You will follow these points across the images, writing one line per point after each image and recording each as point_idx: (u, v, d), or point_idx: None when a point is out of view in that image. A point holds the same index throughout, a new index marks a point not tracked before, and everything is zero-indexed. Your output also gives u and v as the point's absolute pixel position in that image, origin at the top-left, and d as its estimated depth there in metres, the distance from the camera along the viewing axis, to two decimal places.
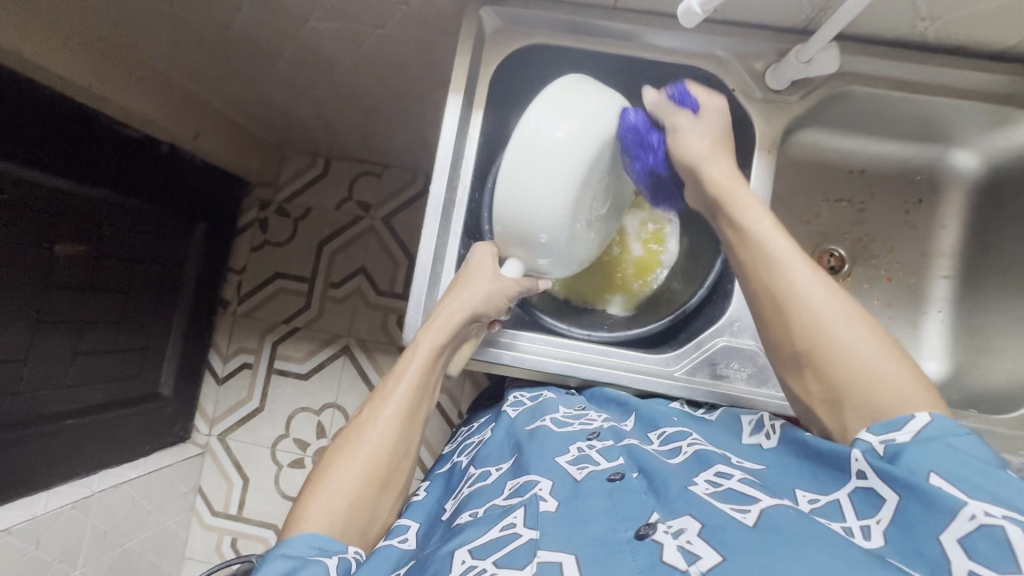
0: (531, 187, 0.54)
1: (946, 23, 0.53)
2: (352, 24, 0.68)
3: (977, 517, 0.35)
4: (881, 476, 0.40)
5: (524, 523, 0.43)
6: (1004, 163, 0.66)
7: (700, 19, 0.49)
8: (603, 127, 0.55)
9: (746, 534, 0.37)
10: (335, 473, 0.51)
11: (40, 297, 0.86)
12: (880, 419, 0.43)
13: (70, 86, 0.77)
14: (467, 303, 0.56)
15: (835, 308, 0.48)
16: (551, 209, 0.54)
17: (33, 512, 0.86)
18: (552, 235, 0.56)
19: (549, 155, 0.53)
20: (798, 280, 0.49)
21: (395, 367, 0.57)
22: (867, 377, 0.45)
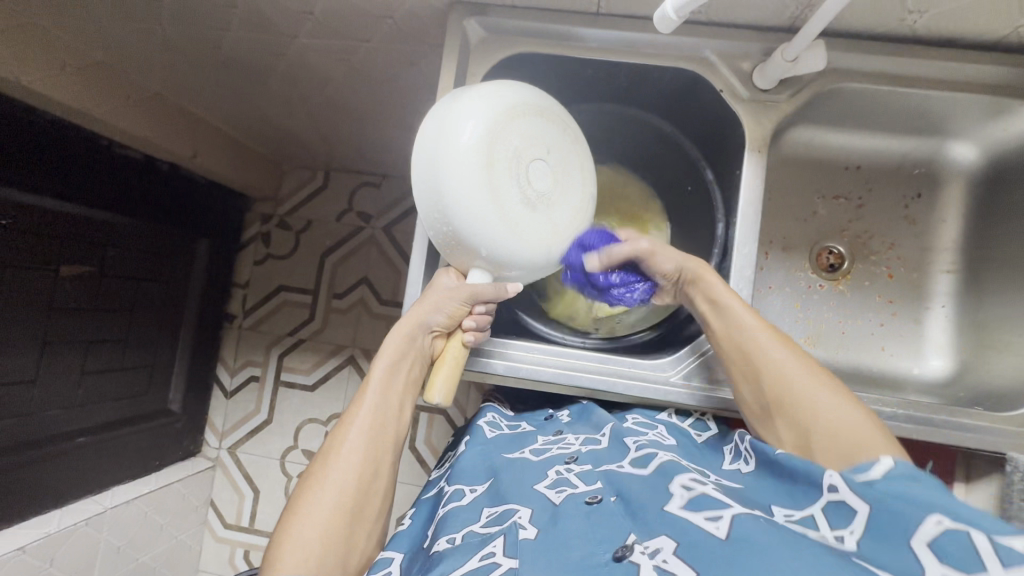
0: (439, 193, 0.52)
1: (935, 16, 0.52)
2: (340, 39, 0.68)
3: (944, 522, 0.35)
4: (852, 489, 0.40)
5: (504, 553, 0.43)
6: (1003, 154, 0.65)
7: (677, 24, 0.49)
8: (497, 111, 0.53)
9: (718, 547, 0.38)
10: (306, 506, 0.51)
11: (47, 319, 0.88)
12: (849, 462, 0.44)
13: (69, 112, 0.78)
14: (418, 315, 0.58)
15: (800, 366, 0.51)
16: (463, 206, 0.52)
17: (48, 529, 0.88)
18: (484, 231, 0.53)
19: (445, 157, 0.52)
20: (765, 344, 0.53)
21: (357, 394, 0.59)
22: (822, 419, 0.48)
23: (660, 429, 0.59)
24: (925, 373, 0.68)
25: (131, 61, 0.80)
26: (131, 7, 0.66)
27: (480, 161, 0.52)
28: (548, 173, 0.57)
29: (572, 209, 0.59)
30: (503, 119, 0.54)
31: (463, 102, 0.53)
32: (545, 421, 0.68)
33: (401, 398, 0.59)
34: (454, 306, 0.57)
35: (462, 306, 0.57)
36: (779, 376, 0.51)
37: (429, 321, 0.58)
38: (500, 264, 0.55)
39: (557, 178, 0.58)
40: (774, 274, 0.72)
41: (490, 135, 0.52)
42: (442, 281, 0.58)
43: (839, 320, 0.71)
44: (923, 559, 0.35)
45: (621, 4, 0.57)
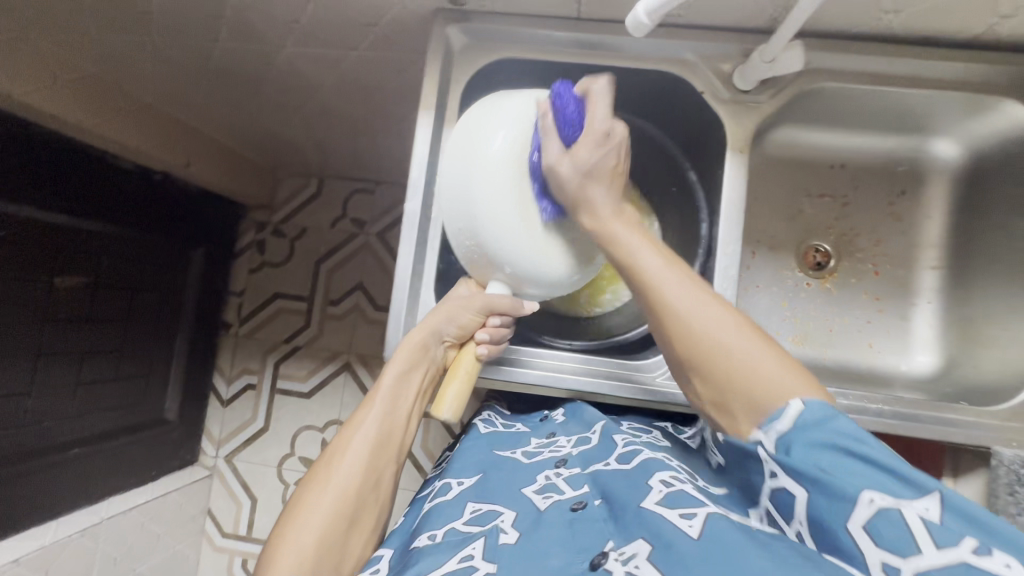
0: (466, 196, 0.53)
1: (911, 15, 0.53)
2: (326, 48, 0.69)
3: (875, 501, 0.36)
4: (790, 474, 0.40)
5: (483, 555, 0.44)
6: (985, 150, 0.65)
7: (650, 28, 0.49)
8: (530, 123, 0.54)
9: (690, 548, 0.38)
10: (306, 509, 0.51)
11: (42, 331, 0.88)
12: (767, 414, 0.43)
13: (61, 125, 0.79)
14: (430, 324, 0.59)
15: (708, 313, 0.46)
16: (489, 211, 0.52)
17: (43, 541, 0.88)
18: (505, 240, 0.53)
19: (478, 160, 0.52)
20: (671, 294, 0.47)
21: (365, 401, 0.59)
22: (741, 373, 0.44)
23: (657, 435, 0.60)
24: (912, 370, 0.68)
25: (122, 74, 0.81)
26: (123, 20, 0.67)
27: (507, 170, 0.52)
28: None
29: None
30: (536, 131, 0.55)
31: (503, 107, 0.54)
32: (540, 423, 0.68)
33: (409, 407, 0.59)
34: (468, 316, 0.58)
35: (475, 317, 0.58)
36: (689, 332, 0.46)
37: (440, 330, 0.59)
38: (517, 275, 0.56)
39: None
40: (761, 272, 0.72)
41: (520, 146, 0.53)
42: (459, 290, 0.60)
43: (826, 317, 0.71)
44: (862, 544, 0.36)
45: (601, 9, 0.57)
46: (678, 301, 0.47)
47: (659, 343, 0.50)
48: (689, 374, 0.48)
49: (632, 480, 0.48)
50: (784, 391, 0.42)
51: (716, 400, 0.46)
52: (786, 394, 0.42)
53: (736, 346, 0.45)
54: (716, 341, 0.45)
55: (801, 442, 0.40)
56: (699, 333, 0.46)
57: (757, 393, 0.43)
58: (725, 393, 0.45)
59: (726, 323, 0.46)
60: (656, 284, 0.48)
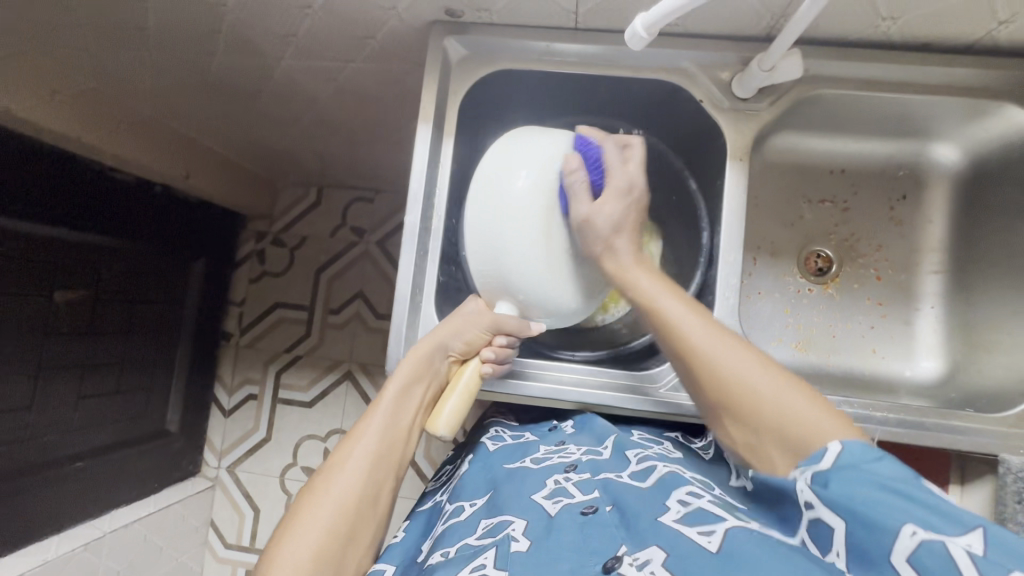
0: (490, 229, 0.55)
1: (909, 22, 0.53)
2: (323, 60, 0.69)
3: (918, 533, 0.36)
4: (828, 506, 0.40)
5: (495, 564, 0.44)
6: (985, 155, 0.65)
7: (648, 42, 0.49)
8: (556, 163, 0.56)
9: (707, 561, 0.39)
10: (302, 521, 0.51)
11: (42, 345, 0.88)
12: (806, 456, 0.42)
13: (62, 140, 0.79)
14: (438, 336, 0.58)
15: (738, 357, 0.47)
16: (511, 248, 0.54)
17: (46, 556, 0.88)
18: (517, 271, 0.55)
19: (506, 196, 0.54)
20: (696, 338, 0.48)
21: (366, 412, 0.59)
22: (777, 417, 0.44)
23: (671, 449, 0.59)
24: (917, 375, 0.68)
25: (120, 87, 0.81)
26: (120, 35, 0.67)
27: (530, 209, 0.54)
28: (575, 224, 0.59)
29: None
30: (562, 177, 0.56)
31: (532, 148, 0.56)
32: (549, 432, 0.66)
33: (413, 420, 0.59)
34: (475, 332, 0.58)
35: (483, 334, 0.58)
36: (719, 377, 0.46)
37: (445, 343, 0.59)
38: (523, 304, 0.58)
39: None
40: (763, 279, 0.72)
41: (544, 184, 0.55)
42: (467, 307, 0.59)
43: (830, 323, 0.71)
44: None
45: (599, 19, 0.57)
46: (704, 345, 0.48)
47: (688, 382, 0.50)
48: (719, 418, 0.47)
49: (649, 494, 0.48)
50: (818, 430, 0.42)
51: (748, 442, 0.46)
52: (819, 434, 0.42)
53: (768, 389, 0.45)
54: (744, 381, 0.45)
55: (843, 477, 0.40)
56: (728, 377, 0.46)
57: (789, 433, 0.43)
58: (758, 437, 0.45)
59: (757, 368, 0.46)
60: (678, 328, 0.49)
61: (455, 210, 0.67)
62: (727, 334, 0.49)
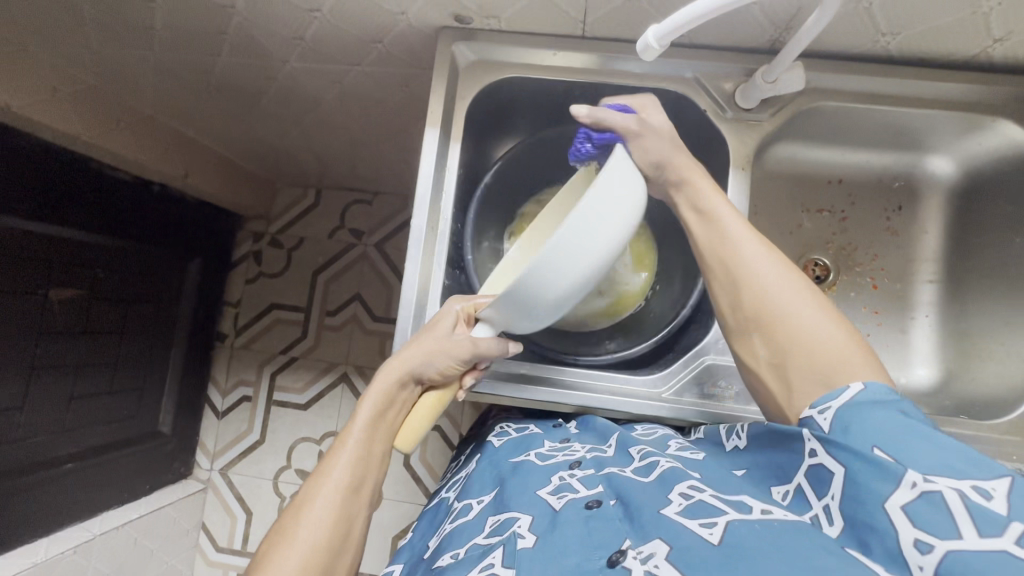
0: (563, 274, 0.48)
1: (908, 37, 0.54)
2: (330, 63, 0.70)
3: (918, 484, 0.37)
4: (830, 452, 0.42)
5: (502, 562, 0.44)
6: (979, 167, 0.67)
7: (659, 53, 0.50)
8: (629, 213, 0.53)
9: (709, 552, 0.38)
10: (273, 564, 0.48)
11: (35, 344, 0.87)
12: (828, 390, 0.45)
13: (60, 136, 0.79)
14: (406, 362, 0.56)
15: (784, 281, 0.49)
16: (566, 297, 0.51)
17: (37, 558, 0.86)
18: (543, 314, 0.53)
19: (604, 245, 0.49)
20: (746, 255, 0.51)
21: (333, 446, 0.57)
22: (806, 339, 0.47)
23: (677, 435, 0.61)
24: (912, 382, 0.69)
25: (121, 85, 0.80)
26: (126, 34, 0.67)
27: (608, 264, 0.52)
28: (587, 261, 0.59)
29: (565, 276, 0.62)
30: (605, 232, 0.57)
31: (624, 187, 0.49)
32: (552, 427, 0.67)
33: (386, 445, 0.57)
34: (446, 362, 0.55)
35: (456, 366, 0.56)
36: (755, 294, 0.50)
37: (418, 369, 0.56)
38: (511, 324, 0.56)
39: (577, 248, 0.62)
40: None
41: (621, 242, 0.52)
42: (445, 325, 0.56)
43: None
44: (896, 521, 0.37)
45: (606, 28, 0.58)
46: (752, 265, 0.51)
47: (724, 299, 0.53)
48: (747, 331, 0.51)
49: (653, 488, 0.48)
50: (845, 370, 0.45)
51: (772, 361, 0.49)
52: (846, 376, 0.44)
53: (808, 316, 0.48)
54: (787, 309, 0.48)
55: (852, 420, 0.42)
56: (773, 299, 0.49)
57: (813, 360, 0.46)
58: (777, 354, 0.48)
59: (800, 296, 0.49)
60: (738, 252, 0.51)
61: (460, 215, 0.67)
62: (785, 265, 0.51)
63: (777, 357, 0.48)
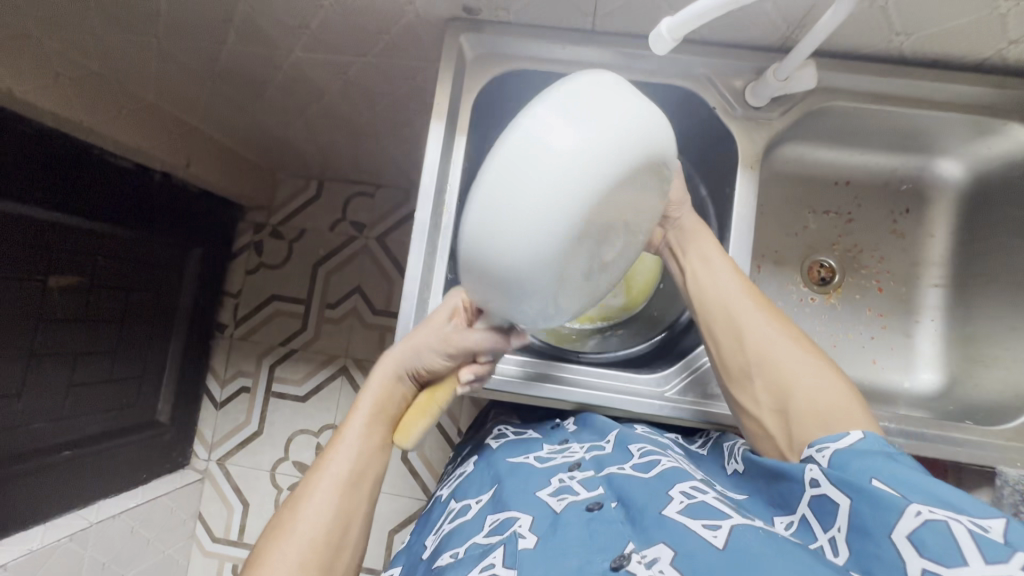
0: (503, 213, 0.38)
1: (921, 38, 0.54)
2: (336, 53, 0.69)
3: (922, 513, 0.36)
4: (832, 483, 0.41)
5: (503, 562, 0.44)
6: (988, 171, 0.67)
7: (671, 46, 0.49)
8: (654, 159, 0.40)
9: (714, 558, 0.38)
10: (269, 560, 0.50)
11: (35, 330, 0.86)
12: (829, 431, 0.46)
13: (62, 122, 0.78)
14: (396, 357, 0.57)
15: (782, 340, 0.52)
16: (516, 264, 0.39)
17: (33, 545, 0.86)
18: (517, 289, 0.41)
19: (543, 178, 0.37)
20: (746, 311, 0.54)
21: (333, 442, 0.58)
22: (807, 391, 0.49)
23: (673, 444, 0.61)
24: (915, 387, 0.69)
25: (124, 72, 0.80)
26: (129, 19, 0.66)
27: (590, 212, 0.38)
28: (625, 241, 0.45)
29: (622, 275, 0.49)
30: (647, 201, 0.43)
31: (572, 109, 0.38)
32: (551, 429, 0.67)
33: (381, 441, 0.58)
34: (431, 356, 0.55)
35: (444, 363, 0.55)
36: (756, 344, 0.52)
37: (407, 361, 0.57)
38: (500, 309, 0.45)
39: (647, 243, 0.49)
40: (767, 287, 0.73)
41: (619, 188, 0.38)
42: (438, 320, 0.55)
43: (830, 333, 0.72)
44: (903, 551, 0.36)
45: (617, 22, 0.58)
46: (751, 320, 0.53)
47: (727, 347, 0.54)
48: (748, 378, 0.52)
49: (654, 485, 0.48)
50: (846, 418, 0.46)
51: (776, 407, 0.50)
52: (844, 424, 0.46)
53: (807, 373, 0.50)
54: (786, 363, 0.51)
55: (852, 459, 0.42)
56: (776, 355, 0.51)
57: (809, 414, 0.48)
58: (778, 405, 0.50)
59: (798, 355, 0.51)
60: (737, 306, 0.54)
61: None
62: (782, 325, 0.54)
63: (779, 406, 0.50)
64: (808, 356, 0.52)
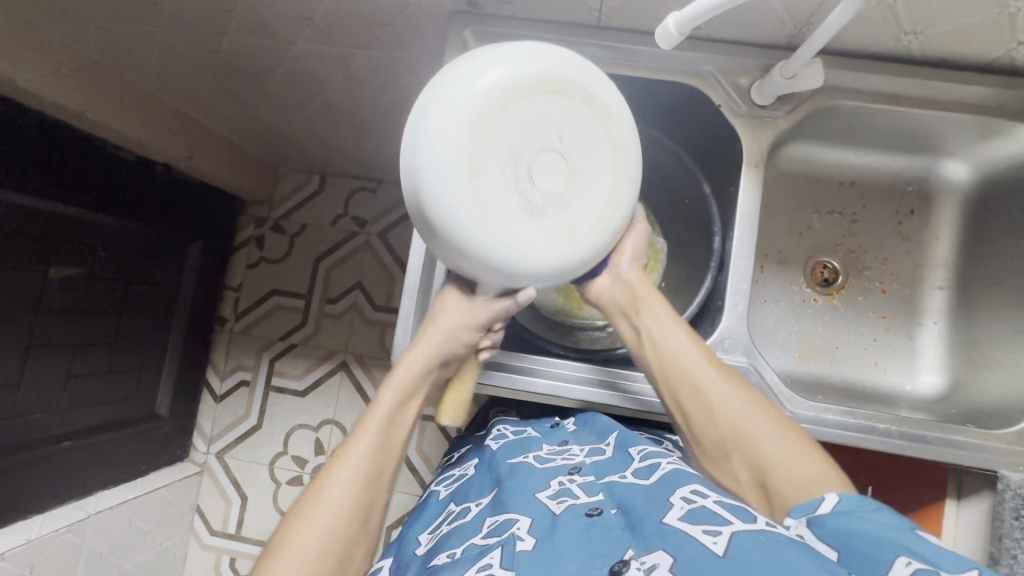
0: (419, 146, 0.47)
1: (930, 37, 0.53)
2: (339, 45, 0.68)
3: (911, 563, 0.38)
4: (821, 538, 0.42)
5: (501, 564, 0.43)
6: (994, 174, 0.66)
7: (678, 41, 0.49)
8: (549, 82, 0.48)
9: (715, 564, 0.37)
10: (292, 544, 0.49)
11: (35, 321, 0.86)
12: (798, 502, 0.46)
13: (64, 113, 0.78)
14: (429, 345, 0.58)
15: (747, 408, 0.51)
16: (440, 179, 0.46)
17: (30, 535, 0.86)
18: (451, 213, 0.46)
19: (453, 108, 0.46)
20: (704, 381, 0.53)
21: (355, 428, 0.57)
22: (781, 464, 0.48)
23: (674, 453, 0.61)
24: (917, 389, 0.69)
25: (125, 63, 0.79)
26: (131, 10, 0.66)
27: (486, 121, 0.46)
28: (564, 171, 0.49)
29: (599, 212, 0.50)
30: (573, 124, 0.49)
31: (483, 57, 0.48)
32: (550, 429, 0.67)
33: (401, 431, 0.58)
34: (468, 333, 0.58)
35: (476, 335, 0.58)
36: (728, 417, 0.51)
37: (436, 350, 0.59)
38: (461, 256, 0.49)
39: (614, 177, 0.50)
40: (769, 287, 0.73)
41: (525, 103, 0.47)
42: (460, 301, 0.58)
43: (832, 334, 0.72)
44: None
45: (624, 18, 0.57)
46: (710, 388, 0.53)
47: (695, 420, 0.53)
48: (723, 452, 0.52)
49: (654, 493, 0.47)
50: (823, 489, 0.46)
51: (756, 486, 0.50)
52: (823, 489, 0.46)
53: (778, 444, 0.49)
54: (756, 436, 0.50)
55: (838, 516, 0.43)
56: (747, 424, 0.51)
57: (783, 487, 0.48)
58: (756, 476, 0.50)
59: (765, 421, 0.51)
60: (695, 374, 0.53)
61: None
62: (744, 389, 0.53)
63: (758, 482, 0.50)
64: (776, 422, 0.51)
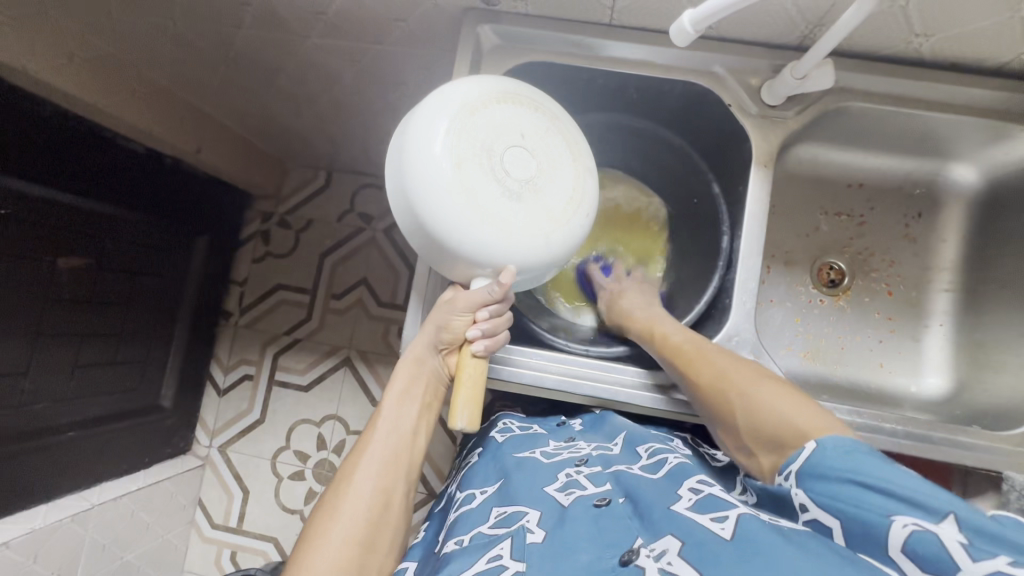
0: (402, 167, 0.50)
1: (941, 39, 0.54)
2: (352, 40, 0.69)
3: (909, 525, 0.36)
4: (819, 506, 0.40)
5: (511, 555, 0.43)
6: (1002, 177, 0.66)
7: (693, 38, 0.50)
8: (505, 94, 0.54)
9: (722, 548, 0.38)
10: (321, 536, 0.50)
11: (42, 311, 0.86)
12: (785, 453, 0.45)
13: (77, 104, 0.78)
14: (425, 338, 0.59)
15: (724, 370, 0.54)
16: (427, 198, 0.49)
17: (35, 524, 0.87)
18: (443, 214, 0.49)
19: (425, 135, 0.50)
20: (685, 351, 0.58)
21: (371, 424, 0.59)
22: (755, 414, 0.49)
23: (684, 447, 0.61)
24: (922, 391, 0.69)
25: (137, 55, 0.80)
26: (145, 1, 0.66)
27: (459, 134, 0.50)
28: (537, 165, 0.53)
29: (570, 196, 0.54)
30: (530, 126, 0.54)
31: (445, 90, 0.52)
32: (557, 427, 0.67)
33: (414, 423, 0.59)
34: (457, 318, 0.56)
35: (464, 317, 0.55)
36: (710, 375, 0.55)
37: (433, 339, 0.58)
38: (465, 261, 0.52)
39: (578, 166, 0.55)
40: (775, 287, 0.73)
41: (491, 114, 0.52)
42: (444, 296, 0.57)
43: (838, 335, 0.72)
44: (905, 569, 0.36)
45: (637, 16, 0.58)
46: (690, 357, 0.57)
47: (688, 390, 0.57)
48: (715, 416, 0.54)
49: (661, 485, 0.48)
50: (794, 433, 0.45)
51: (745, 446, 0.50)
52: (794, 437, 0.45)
53: (752, 395, 0.51)
54: (733, 395, 0.52)
55: (823, 474, 0.41)
56: (720, 389, 0.53)
57: (786, 439, 0.46)
58: (757, 439, 0.49)
59: (741, 378, 0.53)
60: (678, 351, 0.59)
61: None
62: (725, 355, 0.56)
63: (744, 437, 0.50)
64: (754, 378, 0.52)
